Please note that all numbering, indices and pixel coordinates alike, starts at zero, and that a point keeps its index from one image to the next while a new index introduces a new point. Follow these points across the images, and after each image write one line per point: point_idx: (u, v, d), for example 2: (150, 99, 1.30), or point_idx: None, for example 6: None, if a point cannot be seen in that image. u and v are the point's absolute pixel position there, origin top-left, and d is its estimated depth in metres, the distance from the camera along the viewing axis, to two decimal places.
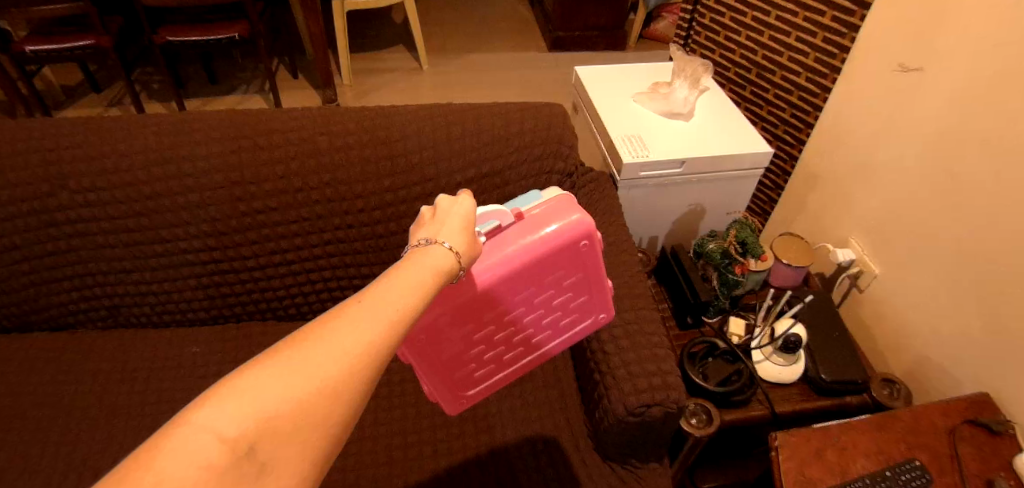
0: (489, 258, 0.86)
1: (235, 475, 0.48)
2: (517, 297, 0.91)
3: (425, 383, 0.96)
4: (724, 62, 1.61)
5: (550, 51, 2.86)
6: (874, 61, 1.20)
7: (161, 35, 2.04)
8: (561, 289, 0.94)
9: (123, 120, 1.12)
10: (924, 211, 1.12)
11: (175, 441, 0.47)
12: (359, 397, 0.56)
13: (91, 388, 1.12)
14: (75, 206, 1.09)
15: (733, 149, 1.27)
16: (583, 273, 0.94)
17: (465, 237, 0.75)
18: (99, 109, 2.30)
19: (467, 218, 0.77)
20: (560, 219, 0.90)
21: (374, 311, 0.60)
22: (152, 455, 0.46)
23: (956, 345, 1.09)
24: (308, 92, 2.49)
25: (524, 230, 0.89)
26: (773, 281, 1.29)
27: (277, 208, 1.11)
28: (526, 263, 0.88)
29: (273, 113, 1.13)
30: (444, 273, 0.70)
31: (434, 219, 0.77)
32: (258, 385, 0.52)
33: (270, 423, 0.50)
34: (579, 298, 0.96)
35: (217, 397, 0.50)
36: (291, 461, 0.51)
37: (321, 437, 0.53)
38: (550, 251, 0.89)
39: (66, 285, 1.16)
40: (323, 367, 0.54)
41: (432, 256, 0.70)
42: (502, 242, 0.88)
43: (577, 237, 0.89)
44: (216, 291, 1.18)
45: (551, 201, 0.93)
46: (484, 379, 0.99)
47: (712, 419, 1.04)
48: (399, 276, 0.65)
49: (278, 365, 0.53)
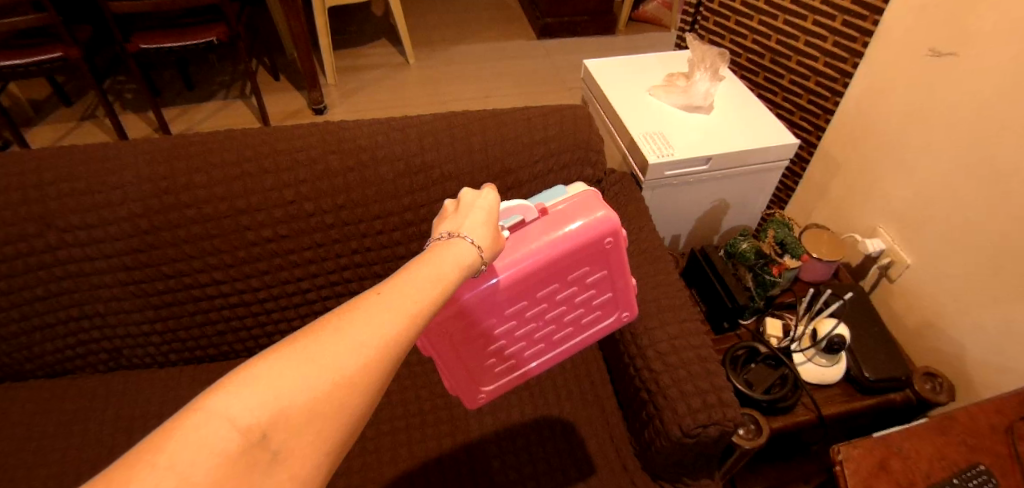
0: (513, 253, 0.81)
1: (247, 461, 0.48)
2: (540, 293, 0.85)
3: (443, 377, 0.90)
4: (735, 47, 1.52)
5: (538, 38, 2.78)
6: (902, 43, 1.14)
7: (134, 43, 1.92)
8: (584, 286, 0.88)
9: (111, 148, 1.02)
10: (961, 201, 1.09)
11: (189, 425, 0.48)
12: (374, 389, 0.55)
13: (99, 440, 1.03)
14: (65, 246, 1.00)
15: (757, 142, 1.22)
16: (607, 270, 0.88)
17: (489, 231, 0.73)
18: (70, 124, 2.18)
19: (491, 211, 0.75)
20: (584, 216, 0.84)
21: (393, 305, 0.59)
22: (166, 437, 0.47)
23: (999, 336, 1.06)
24: (291, 93, 2.38)
25: (548, 227, 0.83)
26: (804, 276, 1.26)
27: (289, 236, 1.04)
28: (551, 259, 0.82)
29: (276, 131, 1.05)
30: (466, 268, 0.68)
31: (457, 213, 0.74)
32: (273, 373, 0.52)
33: (285, 412, 0.50)
34: (603, 296, 0.91)
35: (233, 384, 0.51)
36: (305, 449, 0.51)
37: (336, 428, 0.53)
38: (574, 248, 0.83)
39: (61, 330, 1.07)
40: (338, 359, 0.54)
41: (454, 251, 0.67)
42: (525, 237, 0.82)
43: (602, 235, 0.84)
44: (225, 326, 1.10)
45: (576, 197, 0.87)
46: (502, 375, 0.93)
47: (761, 429, 1.01)
48: (418, 270, 0.63)
49: (294, 355, 0.53)
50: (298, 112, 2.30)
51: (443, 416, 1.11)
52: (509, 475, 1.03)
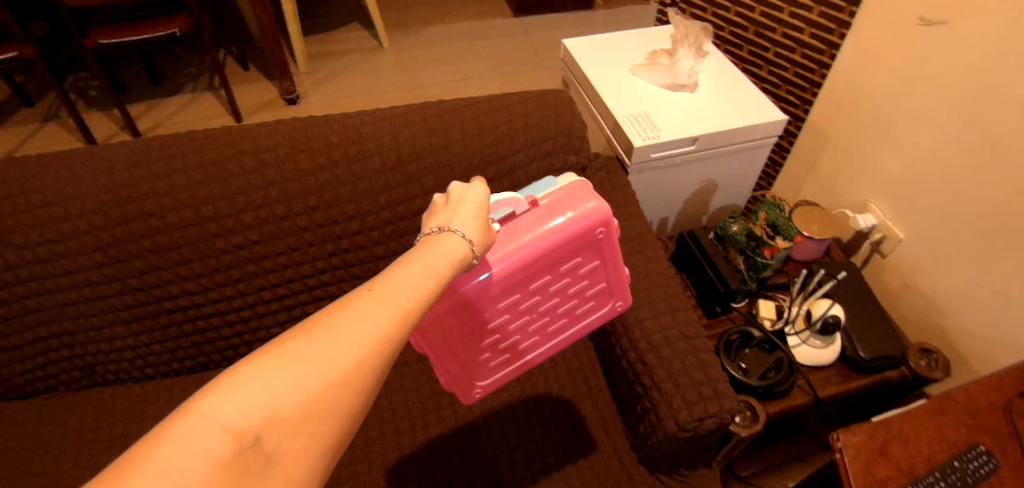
0: (504, 247, 0.76)
1: (242, 465, 0.46)
2: (533, 285, 0.81)
3: (438, 374, 0.86)
4: (718, 21, 1.46)
5: (515, 16, 2.69)
6: (891, 12, 1.10)
7: (93, 38, 1.83)
8: (577, 277, 0.84)
9: (65, 157, 0.96)
10: (955, 175, 1.06)
11: (178, 430, 0.45)
12: (369, 388, 0.53)
13: (77, 461, 0.99)
14: (24, 263, 0.94)
15: (745, 120, 1.19)
16: (600, 261, 0.84)
17: (480, 225, 0.69)
18: (33, 126, 2.09)
19: (482, 205, 0.71)
20: (576, 207, 0.79)
21: (385, 301, 0.56)
22: (155, 443, 0.44)
23: (996, 310, 1.05)
24: (262, 83, 2.30)
25: (539, 219, 0.79)
26: (795, 256, 1.24)
27: (261, 241, 0.99)
28: (544, 252, 0.78)
29: (242, 130, 0.99)
30: (458, 263, 0.64)
31: (446, 208, 0.69)
32: (265, 375, 0.49)
33: (279, 414, 0.48)
34: (596, 286, 0.87)
35: (223, 386, 0.48)
36: (300, 452, 0.48)
37: (331, 428, 0.50)
38: (566, 240, 0.79)
39: (29, 350, 1.02)
40: (331, 358, 0.51)
41: (444, 245, 0.64)
42: (516, 230, 0.78)
43: (593, 226, 0.80)
44: (201, 337, 1.06)
45: (567, 188, 0.82)
46: (498, 370, 0.89)
47: (757, 416, 1.00)
48: (410, 265, 0.61)
49: (286, 355, 0.51)
50: (271, 103, 2.22)
51: (433, 418, 1.08)
52: (504, 475, 1.00)
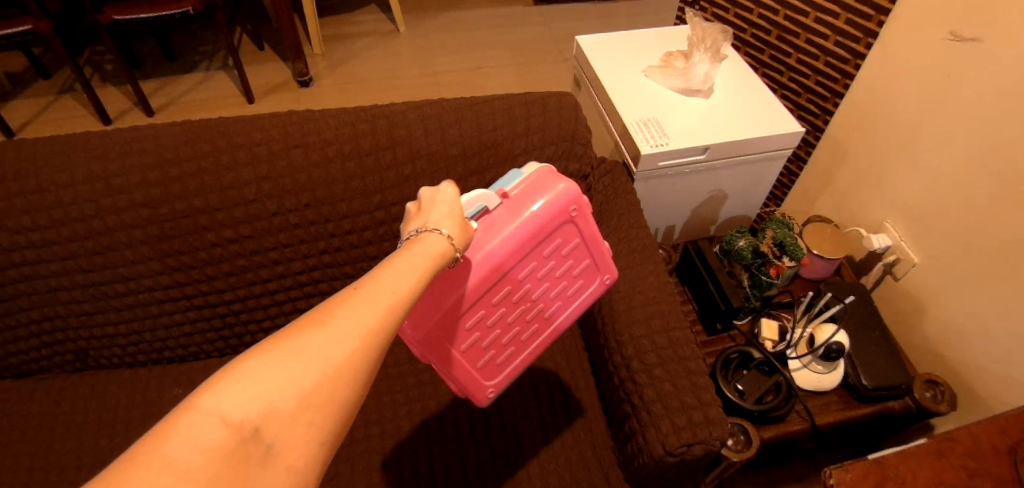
0: (483, 242, 0.74)
1: (242, 456, 0.44)
2: (519, 274, 0.78)
3: (446, 381, 0.80)
4: (739, 22, 1.40)
5: (536, 4, 2.64)
6: (919, 25, 1.04)
7: (107, 14, 1.82)
8: (561, 259, 0.81)
9: (58, 142, 0.95)
10: (978, 201, 1.01)
11: (179, 425, 0.44)
12: (366, 379, 0.51)
13: (63, 446, 0.99)
14: (18, 247, 0.94)
15: (758, 131, 1.14)
16: (580, 239, 0.82)
17: (456, 224, 0.66)
18: (49, 98, 2.10)
19: (455, 205, 0.67)
20: (545, 193, 0.77)
21: (372, 296, 0.54)
22: (157, 438, 0.43)
23: (1010, 346, 1.01)
24: (275, 64, 2.28)
25: (514, 210, 0.76)
26: (803, 274, 1.20)
27: (251, 235, 0.98)
28: (525, 239, 0.76)
29: (235, 122, 0.98)
30: (439, 259, 0.62)
31: (419, 212, 0.66)
32: (261, 369, 0.47)
33: (276, 406, 0.46)
34: (582, 265, 0.84)
35: (221, 383, 0.46)
36: (300, 443, 0.46)
37: (329, 421, 0.48)
38: (542, 225, 0.77)
39: (23, 332, 1.02)
40: (323, 352, 0.49)
41: (425, 243, 0.61)
42: (494, 225, 0.75)
43: (565, 205, 0.78)
44: (192, 328, 1.05)
45: (531, 175, 0.79)
46: (506, 364, 0.83)
47: (751, 440, 0.97)
48: (393, 261, 0.58)
49: (281, 350, 0.49)
50: (284, 85, 2.20)
51: (418, 423, 1.04)
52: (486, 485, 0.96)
